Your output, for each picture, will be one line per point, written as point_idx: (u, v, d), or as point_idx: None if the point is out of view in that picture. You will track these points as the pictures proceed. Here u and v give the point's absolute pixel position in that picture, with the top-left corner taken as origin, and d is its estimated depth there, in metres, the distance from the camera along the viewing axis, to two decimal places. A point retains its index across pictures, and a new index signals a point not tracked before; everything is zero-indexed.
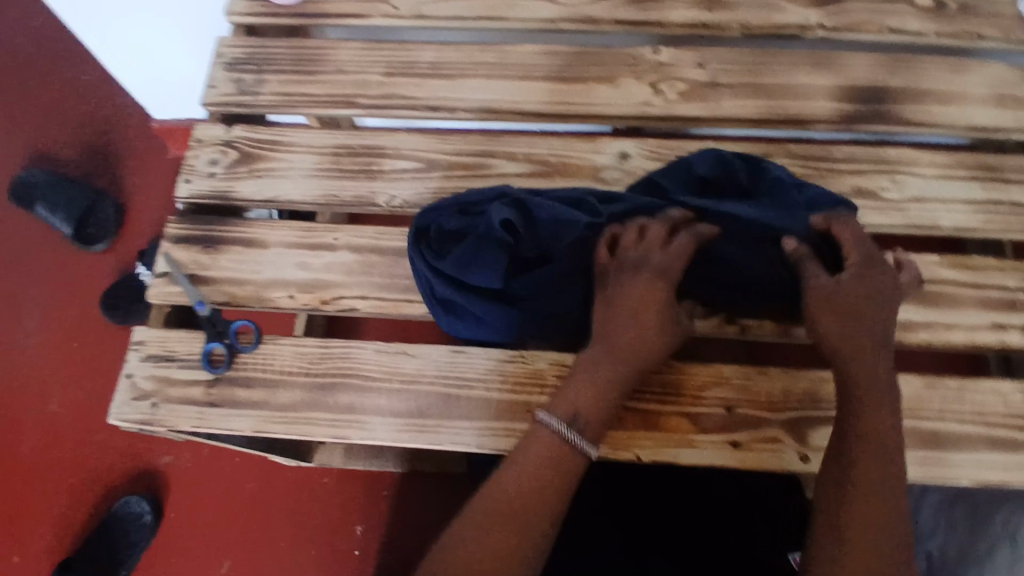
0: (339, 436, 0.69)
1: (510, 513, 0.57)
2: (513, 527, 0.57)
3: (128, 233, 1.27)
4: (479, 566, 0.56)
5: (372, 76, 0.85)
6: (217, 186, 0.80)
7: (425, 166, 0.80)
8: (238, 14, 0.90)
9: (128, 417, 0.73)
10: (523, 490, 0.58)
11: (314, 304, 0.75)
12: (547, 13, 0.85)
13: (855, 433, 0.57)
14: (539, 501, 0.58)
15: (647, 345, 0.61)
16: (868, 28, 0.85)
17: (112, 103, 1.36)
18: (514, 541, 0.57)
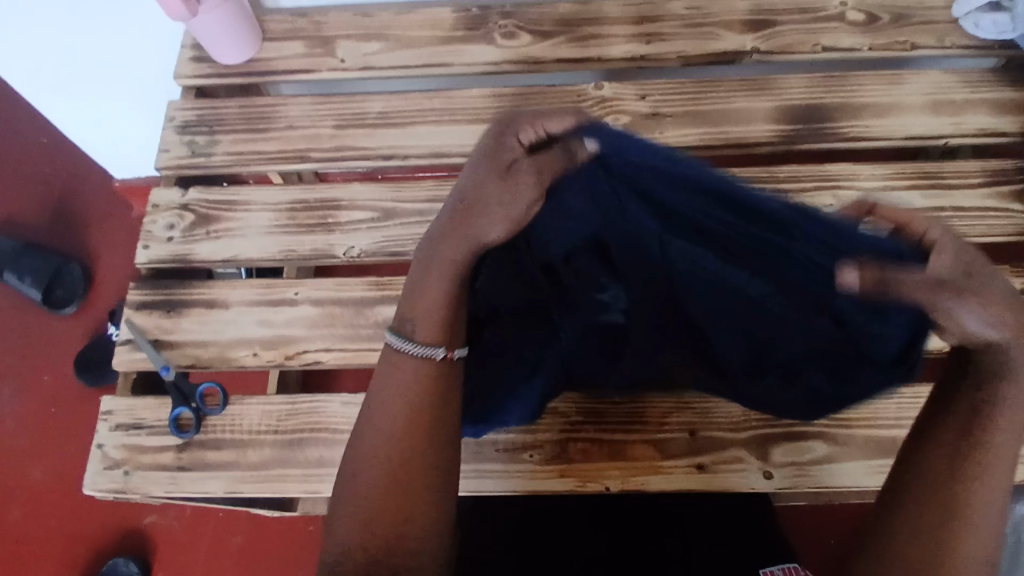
0: (312, 490, 0.70)
1: (392, 442, 0.55)
2: (399, 459, 0.54)
3: (98, 295, 1.27)
4: (372, 499, 0.54)
5: (324, 129, 0.86)
6: (176, 250, 0.81)
7: (381, 216, 0.82)
8: (187, 77, 0.91)
9: (101, 488, 0.73)
10: (395, 419, 0.55)
11: (279, 360, 0.76)
12: (491, 57, 0.89)
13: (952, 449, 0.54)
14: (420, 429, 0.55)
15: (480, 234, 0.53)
16: (802, 48, 0.87)
17: (73, 165, 1.36)
18: (401, 474, 0.54)
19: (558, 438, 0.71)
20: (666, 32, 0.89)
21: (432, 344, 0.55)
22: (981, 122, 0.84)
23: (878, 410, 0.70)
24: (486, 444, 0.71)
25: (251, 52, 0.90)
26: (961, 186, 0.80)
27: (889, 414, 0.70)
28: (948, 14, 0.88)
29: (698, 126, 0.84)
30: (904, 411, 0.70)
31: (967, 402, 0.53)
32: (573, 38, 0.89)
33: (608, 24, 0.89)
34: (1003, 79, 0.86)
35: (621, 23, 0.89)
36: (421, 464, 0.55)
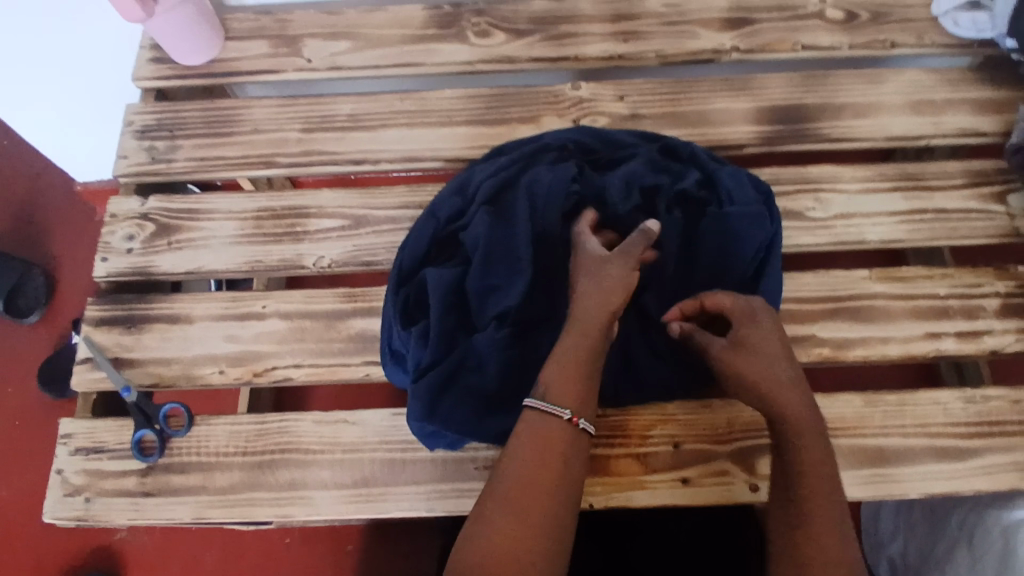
0: (283, 514, 0.67)
1: (524, 487, 0.53)
2: (535, 503, 0.52)
3: (61, 304, 1.22)
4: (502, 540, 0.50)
5: (290, 133, 0.83)
6: (136, 263, 0.78)
7: (351, 224, 0.78)
8: (145, 78, 0.87)
9: (60, 516, 0.69)
10: (519, 481, 0.53)
11: (246, 378, 0.72)
12: (464, 57, 0.85)
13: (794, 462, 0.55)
14: (550, 476, 0.54)
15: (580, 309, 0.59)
16: (782, 47, 0.85)
17: (30, 167, 1.31)
18: (537, 515, 0.52)
19: None
20: (644, 30, 0.86)
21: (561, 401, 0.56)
22: (962, 122, 0.83)
23: (862, 419, 0.69)
24: (465, 461, 0.68)
25: (212, 53, 0.86)
26: (942, 188, 0.79)
27: (873, 422, 0.69)
28: (928, 12, 0.87)
29: (678, 128, 0.82)
30: (888, 419, 0.68)
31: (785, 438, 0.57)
32: (549, 37, 0.86)
33: (584, 22, 0.87)
34: (982, 78, 0.85)
35: (598, 21, 0.87)
36: (554, 513, 0.52)
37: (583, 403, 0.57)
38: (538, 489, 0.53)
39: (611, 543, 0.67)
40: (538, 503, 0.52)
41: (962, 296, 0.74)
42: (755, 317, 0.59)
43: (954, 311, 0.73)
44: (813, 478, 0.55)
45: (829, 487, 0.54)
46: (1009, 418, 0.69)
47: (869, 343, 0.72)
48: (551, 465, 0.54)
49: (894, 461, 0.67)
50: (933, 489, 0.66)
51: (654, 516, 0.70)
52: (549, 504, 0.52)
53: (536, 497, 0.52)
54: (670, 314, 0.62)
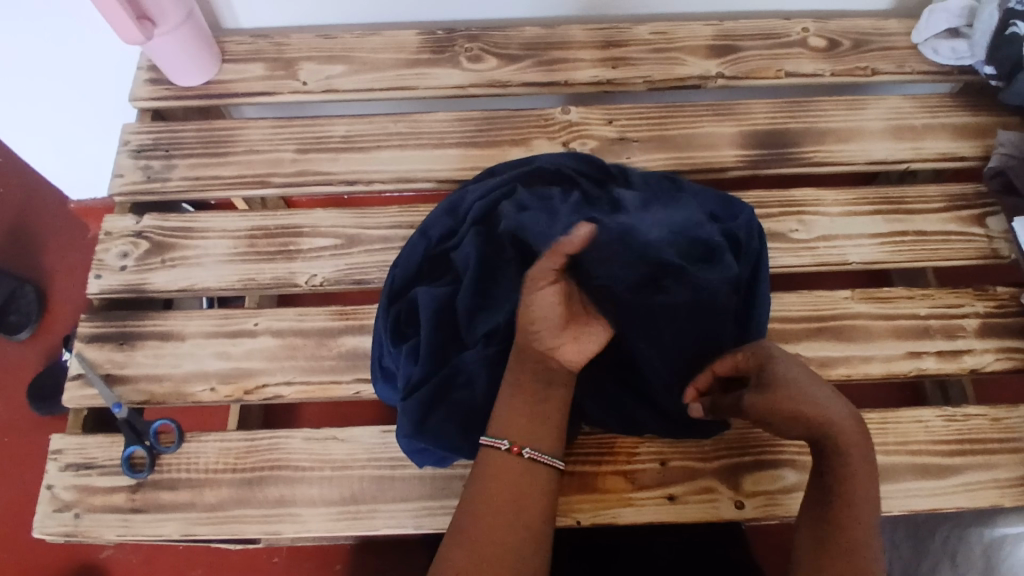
0: (272, 531, 0.67)
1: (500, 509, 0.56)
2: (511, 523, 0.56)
3: (52, 321, 1.22)
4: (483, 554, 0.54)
5: (285, 154, 0.84)
6: (129, 280, 0.78)
7: (344, 243, 0.80)
8: (142, 99, 0.88)
9: (48, 532, 0.69)
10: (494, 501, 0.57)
11: (237, 395, 0.73)
12: (456, 81, 0.87)
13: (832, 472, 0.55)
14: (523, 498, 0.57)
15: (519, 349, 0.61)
16: (766, 74, 0.88)
17: (25, 185, 1.31)
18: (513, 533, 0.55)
19: None
20: (632, 57, 0.89)
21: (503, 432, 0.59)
22: (942, 147, 0.85)
23: None
24: (453, 478, 0.68)
25: (209, 74, 0.88)
26: (922, 211, 0.81)
27: None
28: (908, 40, 0.90)
29: (665, 151, 0.84)
30: (871, 436, 0.70)
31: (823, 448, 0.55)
32: (540, 63, 0.88)
33: (574, 48, 0.89)
34: (961, 105, 0.87)
35: (588, 47, 0.89)
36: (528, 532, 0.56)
37: (530, 433, 0.60)
38: (500, 528, 0.55)
39: (600, 561, 0.68)
40: (502, 544, 0.54)
41: (943, 316, 0.76)
42: (772, 358, 0.56)
43: (935, 331, 0.75)
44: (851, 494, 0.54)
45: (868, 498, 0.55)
46: (990, 436, 0.70)
47: (852, 362, 0.73)
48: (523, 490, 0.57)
49: (876, 478, 0.68)
50: (915, 505, 0.67)
51: (643, 534, 0.71)
52: (519, 529, 0.55)
53: (500, 537, 0.55)
54: (687, 396, 0.61)
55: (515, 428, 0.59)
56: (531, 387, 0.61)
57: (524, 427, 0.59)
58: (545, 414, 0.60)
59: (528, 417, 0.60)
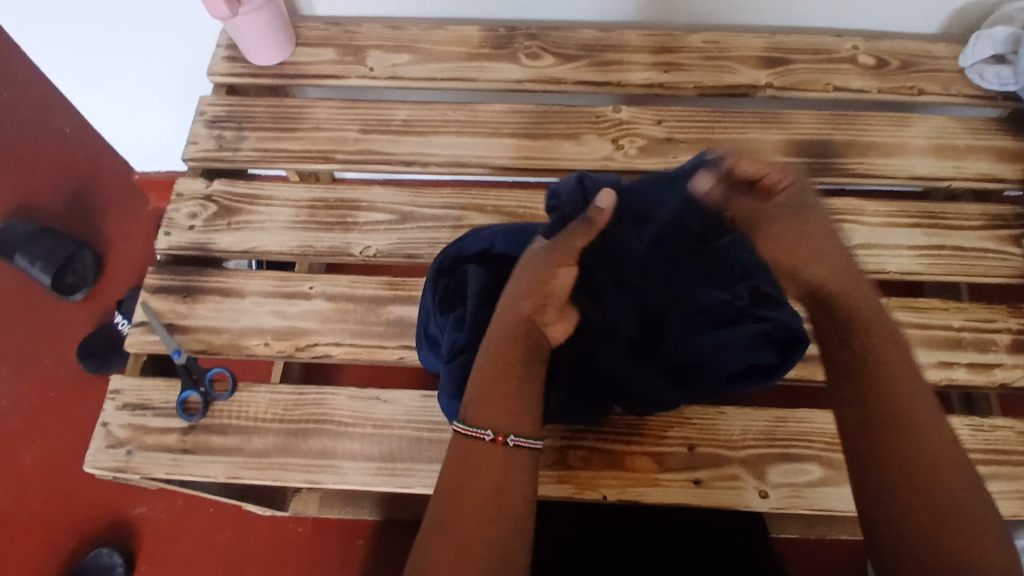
0: (313, 480, 0.71)
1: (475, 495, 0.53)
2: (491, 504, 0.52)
3: (108, 283, 1.28)
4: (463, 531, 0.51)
5: (348, 133, 0.89)
6: (196, 239, 0.83)
7: (398, 219, 0.84)
8: (219, 74, 0.94)
9: (101, 465, 0.73)
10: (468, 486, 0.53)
11: (289, 351, 0.77)
12: (514, 75, 0.92)
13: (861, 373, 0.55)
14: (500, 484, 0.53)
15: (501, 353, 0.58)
16: (814, 87, 0.91)
17: (94, 156, 1.39)
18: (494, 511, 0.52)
19: (558, 444, 0.71)
20: (684, 62, 0.92)
21: (482, 420, 0.55)
22: (983, 168, 0.87)
23: None
24: None
25: (284, 55, 0.93)
26: (961, 228, 0.83)
27: None
28: (955, 64, 0.92)
29: None
30: None
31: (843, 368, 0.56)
32: (596, 62, 0.92)
33: (629, 51, 0.93)
34: (1005, 128, 0.89)
35: (642, 51, 0.93)
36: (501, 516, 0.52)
37: (506, 417, 0.56)
38: (484, 525, 0.51)
39: (622, 539, 0.70)
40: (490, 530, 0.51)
41: (975, 329, 0.77)
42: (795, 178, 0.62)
43: (968, 343, 0.76)
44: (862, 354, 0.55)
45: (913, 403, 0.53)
46: (1015, 447, 0.71)
47: None
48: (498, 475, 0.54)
49: None
50: None
51: (667, 519, 0.73)
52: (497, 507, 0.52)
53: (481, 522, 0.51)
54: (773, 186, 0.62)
55: (495, 413, 0.56)
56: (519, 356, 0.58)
57: (501, 410, 0.56)
58: (525, 394, 0.57)
59: (502, 382, 0.57)
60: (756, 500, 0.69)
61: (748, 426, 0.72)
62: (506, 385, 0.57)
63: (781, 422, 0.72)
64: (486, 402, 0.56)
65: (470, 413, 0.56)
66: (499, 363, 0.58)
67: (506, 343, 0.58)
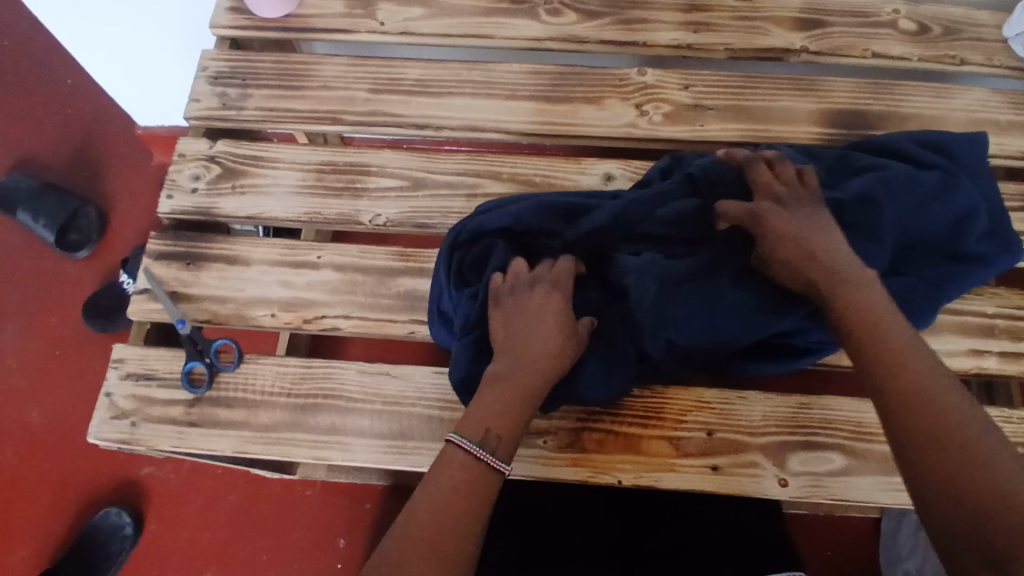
0: (321, 457, 0.69)
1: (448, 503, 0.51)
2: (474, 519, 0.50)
3: (112, 241, 1.26)
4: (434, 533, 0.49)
5: (357, 92, 0.84)
6: (199, 203, 0.80)
7: (410, 186, 0.80)
8: (223, 27, 0.89)
9: (106, 437, 0.71)
10: (450, 493, 0.51)
11: (296, 323, 0.74)
12: (533, 33, 0.86)
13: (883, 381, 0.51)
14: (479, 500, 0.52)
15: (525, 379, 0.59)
16: (852, 52, 0.85)
17: (96, 108, 1.34)
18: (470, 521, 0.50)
19: (572, 427, 0.69)
20: (715, 23, 0.87)
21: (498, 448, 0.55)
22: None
23: None
24: None
25: (289, 8, 0.88)
26: None
27: None
28: (1001, 33, 0.86)
29: (740, 122, 0.82)
30: None
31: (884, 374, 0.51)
32: (620, 20, 0.87)
33: (656, 9, 0.87)
34: None
35: (669, 9, 0.87)
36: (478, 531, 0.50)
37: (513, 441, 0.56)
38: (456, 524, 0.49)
39: (637, 523, 0.69)
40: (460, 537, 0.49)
41: (1008, 317, 0.74)
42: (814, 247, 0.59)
43: (1001, 331, 0.73)
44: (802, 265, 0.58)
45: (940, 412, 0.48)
46: None
47: None
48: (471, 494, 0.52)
49: None
50: None
51: (684, 502, 0.72)
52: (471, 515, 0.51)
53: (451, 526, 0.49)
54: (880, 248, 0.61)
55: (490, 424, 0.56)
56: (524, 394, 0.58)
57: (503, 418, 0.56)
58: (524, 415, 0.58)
59: (503, 406, 0.57)
60: (777, 490, 0.67)
61: (770, 411, 0.70)
62: (506, 410, 0.57)
63: (804, 409, 0.70)
64: (495, 431, 0.56)
65: (481, 440, 0.55)
66: (501, 396, 0.58)
67: (524, 373, 0.58)
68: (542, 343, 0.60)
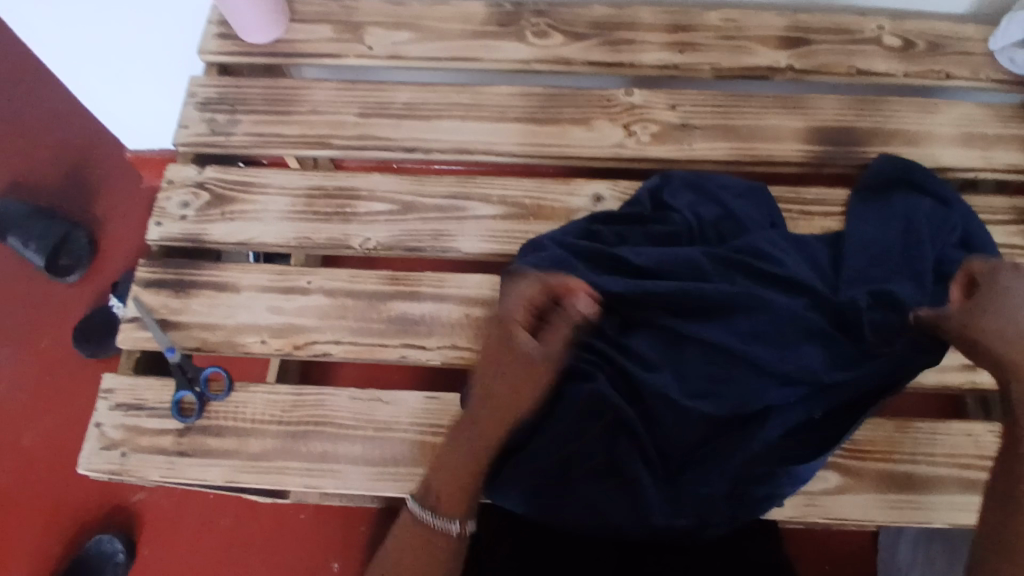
0: (313, 485, 0.68)
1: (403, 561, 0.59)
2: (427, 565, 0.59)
3: (101, 265, 1.25)
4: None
5: (346, 117, 0.85)
6: (188, 229, 0.80)
7: (399, 209, 0.80)
8: (211, 53, 0.89)
9: (96, 468, 0.70)
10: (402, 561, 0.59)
11: (286, 349, 0.74)
12: (521, 55, 0.87)
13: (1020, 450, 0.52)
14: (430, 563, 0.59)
15: (484, 426, 0.61)
16: (837, 70, 0.86)
17: (85, 132, 1.34)
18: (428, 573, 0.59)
19: None
20: (701, 42, 0.87)
21: (446, 511, 0.60)
22: (1011, 158, 0.82)
23: (893, 443, 0.69)
24: None
25: (278, 34, 0.88)
26: (988, 223, 0.79)
27: (904, 448, 0.69)
28: (985, 47, 0.87)
29: (728, 140, 0.83)
30: (919, 446, 0.69)
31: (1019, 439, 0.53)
32: (607, 41, 0.87)
33: (642, 30, 0.88)
34: None
35: (656, 30, 0.88)
36: None
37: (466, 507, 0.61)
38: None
39: None
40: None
41: None
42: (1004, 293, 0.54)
43: None
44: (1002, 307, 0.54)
45: None
46: None
47: None
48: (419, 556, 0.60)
49: (919, 487, 0.68)
50: (957, 519, 0.67)
51: None
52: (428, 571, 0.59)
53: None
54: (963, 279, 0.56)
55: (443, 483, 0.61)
56: (485, 430, 0.61)
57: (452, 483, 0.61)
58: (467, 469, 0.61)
59: (456, 467, 0.61)
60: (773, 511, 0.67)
61: None
62: (454, 463, 0.61)
63: None
64: (438, 491, 0.61)
65: (428, 500, 0.61)
66: (457, 458, 0.61)
67: (478, 418, 0.61)
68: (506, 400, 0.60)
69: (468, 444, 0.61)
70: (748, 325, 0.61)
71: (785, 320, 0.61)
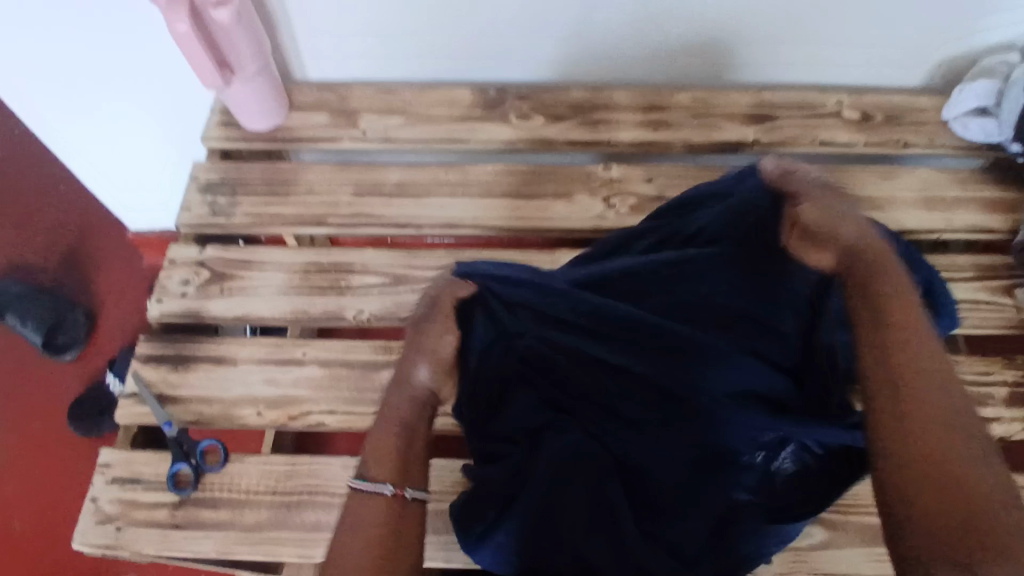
0: (306, 555, 0.69)
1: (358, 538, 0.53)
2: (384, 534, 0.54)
3: (98, 345, 1.27)
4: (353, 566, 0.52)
5: (342, 196, 0.89)
6: (189, 306, 0.83)
7: (392, 282, 0.83)
8: (214, 140, 0.95)
9: (90, 543, 0.71)
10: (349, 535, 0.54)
11: (282, 420, 0.76)
12: (505, 136, 0.93)
13: (891, 419, 0.50)
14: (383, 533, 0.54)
15: (403, 412, 0.61)
16: (801, 142, 0.92)
17: (89, 216, 1.39)
18: (383, 532, 0.54)
19: None
20: (673, 120, 0.94)
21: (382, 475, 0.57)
22: (970, 219, 0.87)
23: None
24: None
25: (278, 121, 0.94)
26: (953, 280, 0.82)
27: None
28: (937, 118, 0.94)
29: None
30: None
31: (893, 410, 0.50)
32: (585, 121, 0.94)
33: (617, 110, 0.94)
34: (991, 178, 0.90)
35: (630, 110, 0.94)
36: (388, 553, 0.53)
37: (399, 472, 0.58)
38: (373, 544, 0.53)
39: None
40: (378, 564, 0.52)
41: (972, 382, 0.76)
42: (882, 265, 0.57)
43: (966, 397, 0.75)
44: (904, 332, 0.53)
45: (946, 440, 0.48)
46: None
47: None
48: (371, 529, 0.54)
49: None
50: None
51: None
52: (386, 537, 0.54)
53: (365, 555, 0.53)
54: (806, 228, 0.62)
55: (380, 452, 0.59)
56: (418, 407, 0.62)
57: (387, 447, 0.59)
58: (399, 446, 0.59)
59: (390, 441, 0.60)
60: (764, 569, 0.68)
61: None
62: (398, 442, 0.60)
63: None
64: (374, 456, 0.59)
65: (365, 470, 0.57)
66: (394, 437, 0.60)
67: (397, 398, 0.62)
68: (432, 348, 0.64)
69: (396, 422, 0.61)
70: (737, 374, 0.58)
71: (732, 337, 0.60)
